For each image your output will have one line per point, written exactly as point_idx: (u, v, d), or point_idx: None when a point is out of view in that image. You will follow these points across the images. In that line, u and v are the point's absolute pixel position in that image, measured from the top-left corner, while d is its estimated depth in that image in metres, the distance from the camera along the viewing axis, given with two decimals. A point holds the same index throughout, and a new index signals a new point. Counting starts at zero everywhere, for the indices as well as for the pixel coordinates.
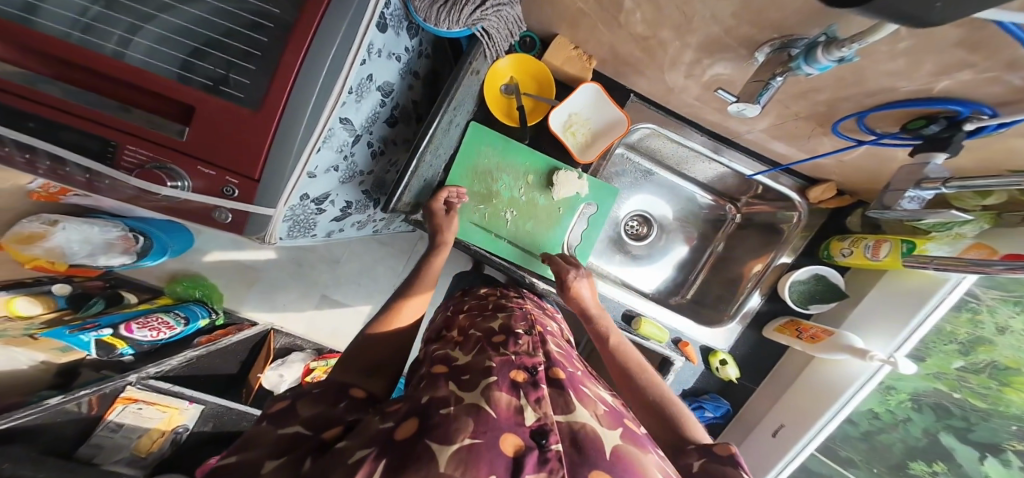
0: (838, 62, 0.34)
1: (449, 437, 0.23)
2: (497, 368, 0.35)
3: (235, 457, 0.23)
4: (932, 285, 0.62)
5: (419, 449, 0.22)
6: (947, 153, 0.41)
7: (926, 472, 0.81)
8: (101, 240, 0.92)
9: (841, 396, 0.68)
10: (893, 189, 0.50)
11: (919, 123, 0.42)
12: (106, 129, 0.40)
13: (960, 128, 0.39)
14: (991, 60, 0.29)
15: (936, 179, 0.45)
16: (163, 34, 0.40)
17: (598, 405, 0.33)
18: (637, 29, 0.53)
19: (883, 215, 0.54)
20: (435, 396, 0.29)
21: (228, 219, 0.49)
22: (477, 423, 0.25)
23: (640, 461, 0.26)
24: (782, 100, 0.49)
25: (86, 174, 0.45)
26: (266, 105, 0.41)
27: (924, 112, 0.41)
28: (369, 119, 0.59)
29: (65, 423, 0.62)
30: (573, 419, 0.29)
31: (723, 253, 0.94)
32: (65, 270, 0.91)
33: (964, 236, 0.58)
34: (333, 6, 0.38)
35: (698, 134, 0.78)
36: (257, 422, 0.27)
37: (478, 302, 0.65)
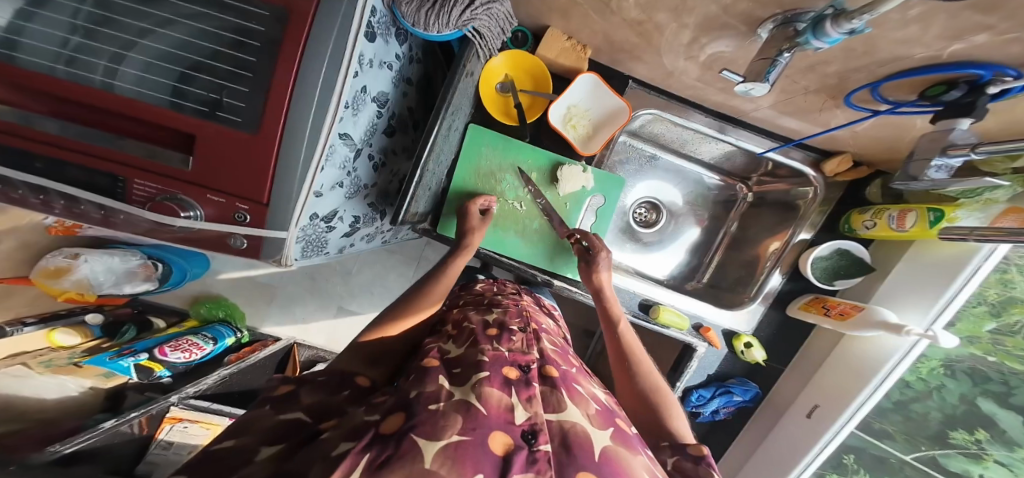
0: (849, 34, 0.33)
1: (436, 434, 0.23)
2: (489, 363, 0.36)
3: (231, 441, 0.24)
4: (964, 256, 0.59)
5: (404, 445, 0.22)
6: (972, 118, 0.39)
7: (970, 442, 0.78)
8: (123, 269, 0.96)
9: (880, 373, 0.65)
10: (917, 159, 0.48)
11: (939, 90, 0.39)
12: (111, 166, 0.42)
13: (982, 92, 0.37)
14: (1010, 21, 0.27)
15: (963, 146, 0.42)
16: (147, 61, 0.39)
17: (590, 404, 0.36)
18: (631, 14, 0.52)
19: (908, 186, 0.52)
20: (424, 391, 0.30)
21: (244, 245, 0.51)
22: (466, 421, 0.26)
23: (626, 461, 0.28)
24: (790, 75, 0.47)
25: (99, 210, 0.46)
26: (263, 129, 0.41)
27: (943, 79, 0.38)
28: (368, 131, 0.59)
29: (123, 443, 0.69)
30: (564, 419, 0.31)
31: (738, 233, 0.92)
32: (94, 299, 0.96)
33: (996, 201, 0.54)
34: (318, 21, 0.38)
35: (701, 115, 0.76)
36: (260, 405, 0.28)
37: (473, 297, 0.66)
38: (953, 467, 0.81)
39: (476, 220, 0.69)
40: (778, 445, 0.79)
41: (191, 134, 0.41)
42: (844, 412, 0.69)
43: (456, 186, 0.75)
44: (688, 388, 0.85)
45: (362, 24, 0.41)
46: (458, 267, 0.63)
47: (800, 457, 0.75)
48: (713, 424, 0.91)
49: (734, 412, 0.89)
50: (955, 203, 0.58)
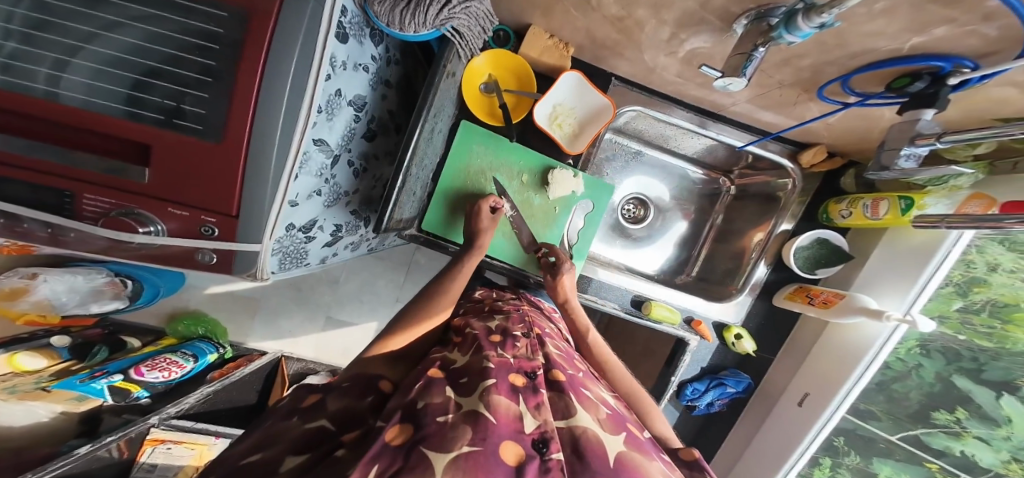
0: (820, 27, 0.34)
1: (446, 446, 0.23)
2: (495, 370, 0.36)
3: (259, 454, 0.22)
4: (935, 240, 0.61)
5: (413, 459, 0.21)
6: (936, 108, 0.40)
7: (951, 421, 0.76)
8: (88, 288, 0.93)
9: (863, 360, 0.68)
10: (889, 148, 0.48)
11: (904, 81, 0.40)
12: (59, 181, 0.39)
13: (943, 83, 0.38)
14: (969, 14, 0.27)
15: (930, 135, 0.42)
16: (95, 67, 0.37)
17: (600, 409, 0.36)
18: (612, 10, 0.52)
19: (879, 176, 0.53)
20: (431, 402, 0.29)
21: (213, 260, 0.49)
22: (476, 431, 0.25)
23: (641, 465, 0.28)
24: (765, 69, 0.48)
25: (47, 228, 0.44)
26: (229, 137, 0.39)
27: (907, 69, 0.39)
28: (345, 137, 0.57)
29: (101, 468, 0.66)
30: (574, 424, 0.31)
31: (723, 225, 0.93)
32: (59, 322, 0.94)
33: (961, 188, 0.57)
34: (283, 20, 0.36)
35: (683, 111, 0.78)
36: (288, 417, 0.27)
37: (473, 305, 0.65)
38: (933, 444, 0.79)
39: (487, 220, 0.67)
40: (772, 433, 0.81)
41: (148, 143, 0.39)
42: (833, 399, 0.71)
43: (446, 185, 0.75)
44: (683, 382, 0.86)
45: (331, 23, 0.40)
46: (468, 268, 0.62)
47: (796, 445, 0.76)
48: (708, 414, 0.92)
49: (728, 403, 0.90)
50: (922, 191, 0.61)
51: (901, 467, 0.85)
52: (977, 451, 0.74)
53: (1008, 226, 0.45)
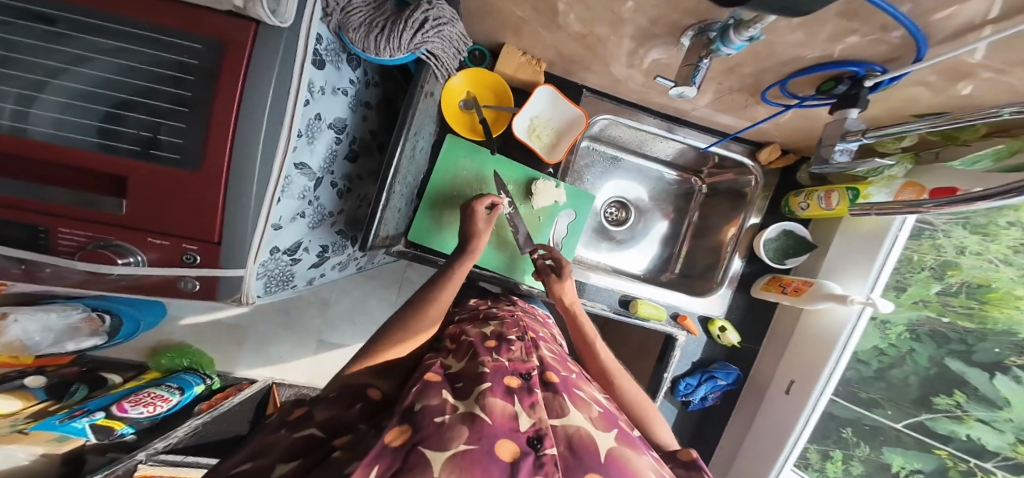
0: (749, 40, 0.37)
1: (443, 445, 0.24)
2: (491, 374, 0.38)
3: (250, 464, 0.23)
4: (884, 225, 0.68)
5: (411, 460, 0.22)
6: (860, 107, 0.43)
7: (952, 405, 0.74)
8: (63, 325, 0.91)
9: (837, 344, 0.72)
10: (825, 144, 0.51)
11: (829, 85, 0.44)
12: (33, 216, 0.40)
13: (862, 85, 0.41)
14: (870, 24, 0.31)
15: (856, 132, 0.47)
16: (63, 101, 0.38)
17: (593, 408, 0.38)
18: (575, 28, 0.57)
19: (824, 170, 0.54)
20: (428, 404, 0.30)
21: (196, 287, 0.50)
22: (473, 431, 0.27)
23: (631, 461, 0.30)
24: (714, 77, 0.52)
25: (22, 264, 0.45)
26: (208, 164, 0.41)
27: (829, 75, 0.43)
28: (327, 159, 0.59)
29: None
30: (567, 423, 0.33)
31: (700, 222, 0.97)
32: (32, 362, 0.90)
33: (896, 177, 0.63)
34: (257, 51, 0.39)
35: (651, 117, 0.82)
36: (276, 430, 0.29)
37: (468, 313, 0.67)
38: (938, 430, 0.76)
39: (482, 221, 0.67)
40: (766, 422, 0.83)
41: (124, 175, 0.40)
42: (817, 385, 0.74)
43: (432, 196, 0.78)
44: (676, 378, 0.88)
45: (307, 51, 0.43)
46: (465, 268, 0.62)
47: (789, 434, 0.78)
48: (704, 408, 0.94)
49: (721, 396, 0.92)
50: (864, 181, 0.67)
51: (912, 455, 0.80)
52: (983, 434, 0.72)
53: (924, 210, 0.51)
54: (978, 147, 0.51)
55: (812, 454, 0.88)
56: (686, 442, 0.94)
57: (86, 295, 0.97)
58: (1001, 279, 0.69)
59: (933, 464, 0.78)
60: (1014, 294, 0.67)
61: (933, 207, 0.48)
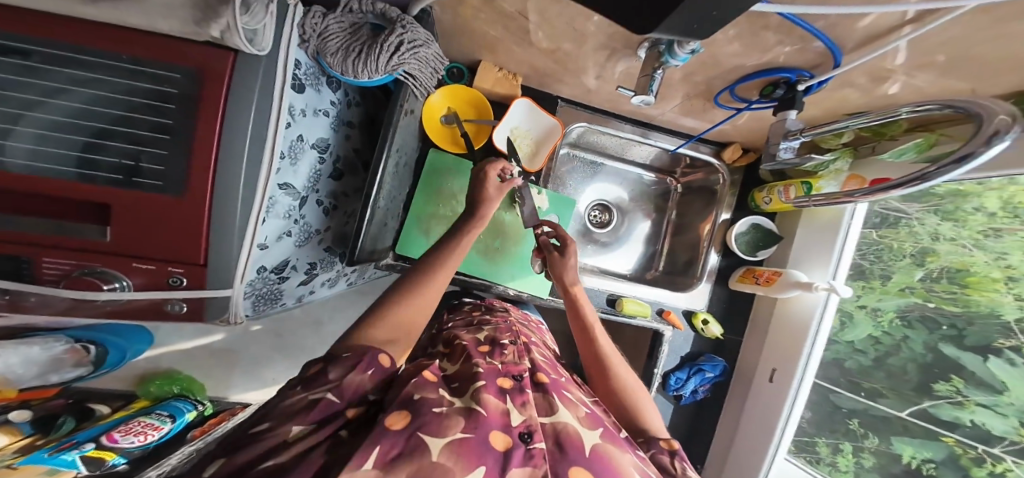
0: (692, 52, 0.41)
1: (442, 432, 0.27)
2: (484, 374, 0.40)
3: (265, 424, 0.27)
4: (836, 216, 0.74)
5: (412, 442, 0.25)
6: (796, 108, 0.47)
7: (952, 391, 0.68)
8: (46, 358, 0.86)
9: (809, 332, 0.76)
10: (771, 142, 0.54)
11: (769, 89, 0.48)
12: (18, 247, 0.41)
13: (796, 89, 0.45)
14: (788, 34, 0.36)
15: (795, 131, 0.50)
16: (39, 132, 0.38)
17: (580, 408, 0.39)
18: (543, 44, 0.60)
19: (777, 166, 0.57)
20: (427, 396, 0.32)
21: (183, 309, 0.52)
22: (468, 421, 0.29)
23: (614, 456, 0.32)
24: (672, 85, 0.56)
25: (9, 294, 0.46)
26: (193, 190, 0.42)
27: (768, 80, 0.47)
28: (311, 178, 0.61)
29: None
30: (556, 420, 0.35)
31: (678, 220, 1.00)
32: (15, 395, 0.84)
33: (842, 170, 0.67)
34: (236, 80, 0.40)
35: (624, 124, 0.87)
36: (294, 387, 0.32)
37: (462, 317, 0.68)
38: (941, 416, 0.69)
39: (494, 187, 0.60)
40: (754, 412, 0.85)
41: (108, 203, 0.41)
42: (797, 370, 0.77)
43: (417, 208, 0.80)
44: (666, 373, 0.90)
45: (284, 78, 0.45)
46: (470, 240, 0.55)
47: (776, 421, 0.80)
48: (696, 401, 0.96)
49: (710, 388, 0.94)
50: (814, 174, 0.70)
51: (921, 444, 0.72)
52: (988, 419, 0.64)
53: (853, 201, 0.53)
54: (904, 140, 0.58)
55: (823, 446, 0.85)
56: (681, 436, 0.96)
57: (70, 325, 0.94)
58: (977, 263, 0.65)
59: (943, 453, 0.69)
60: (992, 276, 0.64)
61: (862, 196, 0.48)
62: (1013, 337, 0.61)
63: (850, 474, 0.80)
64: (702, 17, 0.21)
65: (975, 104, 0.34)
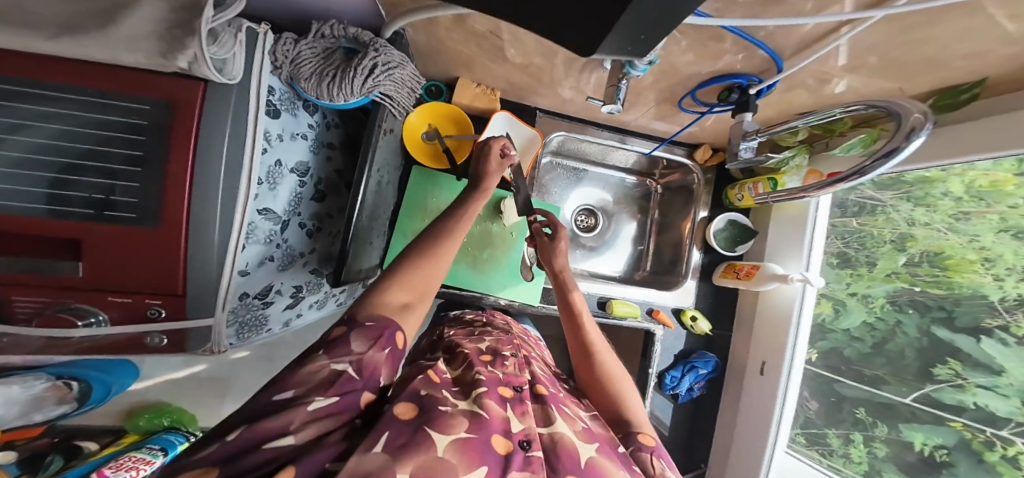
0: (650, 63, 0.44)
1: (447, 430, 0.29)
2: (486, 381, 0.41)
3: (290, 392, 0.28)
4: (801, 209, 0.78)
5: (419, 436, 0.27)
6: (752, 111, 0.50)
7: (952, 375, 0.62)
8: (26, 397, 0.83)
9: (791, 323, 0.79)
10: (731, 142, 0.56)
11: (724, 94, 0.52)
12: None
13: (749, 94, 0.49)
14: (730, 42, 0.39)
15: (751, 132, 0.53)
16: (4, 170, 0.37)
17: (578, 422, 0.40)
18: (516, 60, 0.62)
19: (737, 165, 0.59)
20: (433, 395, 0.35)
21: (163, 342, 0.52)
22: (472, 423, 0.31)
23: (608, 469, 0.33)
24: (638, 93, 0.59)
25: None
26: (168, 220, 0.42)
27: (723, 86, 0.51)
28: (292, 202, 0.61)
29: None
30: (554, 431, 0.36)
31: (662, 219, 1.02)
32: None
33: (801, 165, 0.71)
34: (207, 113, 0.41)
35: (602, 131, 0.90)
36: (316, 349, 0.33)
37: (463, 327, 0.69)
38: (945, 400, 0.63)
39: (496, 162, 0.59)
40: (749, 406, 0.85)
41: (79, 237, 0.40)
42: (784, 360, 0.79)
43: (402, 225, 0.81)
44: (661, 372, 0.91)
45: (259, 105, 0.46)
46: (475, 211, 0.54)
47: (771, 412, 0.80)
48: (693, 400, 0.96)
49: (706, 385, 0.95)
50: (778, 171, 0.74)
51: (931, 429, 0.65)
52: (990, 400, 0.58)
53: (806, 196, 0.57)
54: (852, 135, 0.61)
55: (833, 438, 0.79)
56: (683, 435, 0.96)
57: (50, 363, 0.91)
58: (954, 246, 0.63)
59: (954, 438, 0.63)
60: (969, 258, 0.61)
61: (816, 189, 0.51)
62: (1002, 315, 0.57)
63: (864, 464, 0.74)
64: (642, 35, 0.23)
65: (894, 105, 0.41)
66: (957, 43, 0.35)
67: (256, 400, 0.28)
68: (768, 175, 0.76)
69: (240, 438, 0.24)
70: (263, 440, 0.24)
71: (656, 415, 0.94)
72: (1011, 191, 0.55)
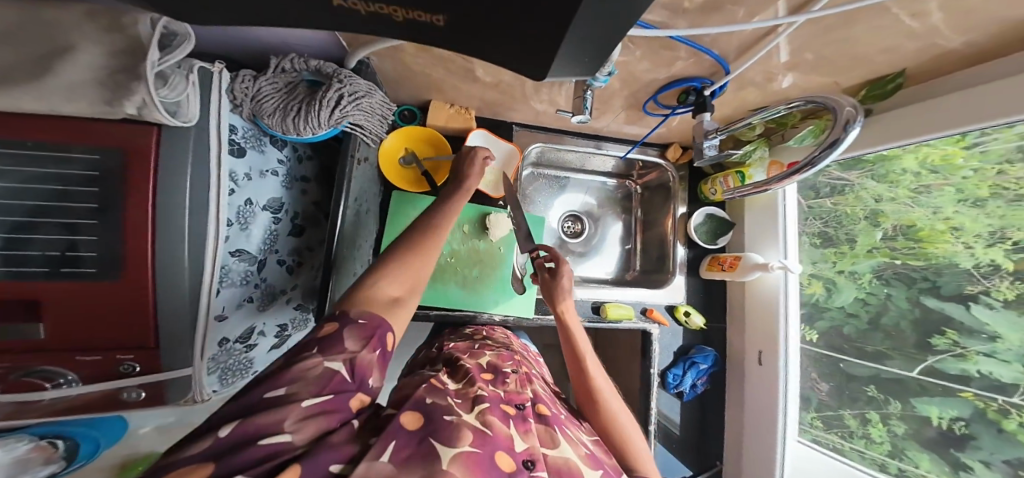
0: (609, 73, 0.46)
1: (453, 442, 0.32)
2: (488, 398, 0.42)
3: (283, 388, 0.30)
4: (771, 199, 0.84)
5: (424, 446, 0.31)
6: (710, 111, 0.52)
7: (950, 344, 0.62)
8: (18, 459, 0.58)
9: (779, 310, 0.82)
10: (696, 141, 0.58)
11: (683, 97, 0.54)
12: None
13: (704, 95, 0.51)
14: (682, 49, 0.42)
15: (711, 131, 0.55)
16: None
17: (581, 447, 0.40)
18: (485, 79, 0.64)
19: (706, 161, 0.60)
20: (437, 402, 0.38)
21: (141, 396, 0.50)
22: (476, 437, 0.33)
23: None
24: (605, 102, 0.61)
25: None
26: (133, 272, 0.40)
27: (680, 90, 0.53)
28: (267, 239, 0.61)
29: None
30: (557, 454, 0.37)
31: (645, 218, 1.04)
32: None
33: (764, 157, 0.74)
34: (166, 156, 0.40)
35: (577, 139, 0.93)
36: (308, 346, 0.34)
37: (462, 338, 0.68)
38: (949, 371, 0.63)
39: (478, 167, 0.61)
40: (754, 397, 0.86)
41: (35, 299, 0.37)
42: (780, 347, 0.82)
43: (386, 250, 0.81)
44: (663, 371, 0.91)
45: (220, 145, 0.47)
46: (457, 209, 0.53)
47: (775, 400, 0.82)
48: (699, 397, 0.95)
49: (709, 380, 0.94)
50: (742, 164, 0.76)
51: (943, 402, 0.64)
52: (993, 367, 0.58)
53: (768, 186, 0.61)
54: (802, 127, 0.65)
55: (849, 419, 0.78)
56: (693, 434, 0.95)
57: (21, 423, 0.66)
58: (921, 218, 0.65)
59: (968, 409, 0.61)
60: (938, 229, 0.63)
61: (778, 181, 0.56)
62: (980, 281, 0.59)
63: (886, 444, 0.72)
64: (587, 59, 0.23)
65: (828, 100, 0.46)
66: (873, 38, 0.39)
67: (247, 396, 0.29)
68: (734, 167, 0.79)
69: (233, 433, 0.26)
70: (258, 435, 0.26)
71: (664, 414, 0.94)
72: (961, 164, 0.58)
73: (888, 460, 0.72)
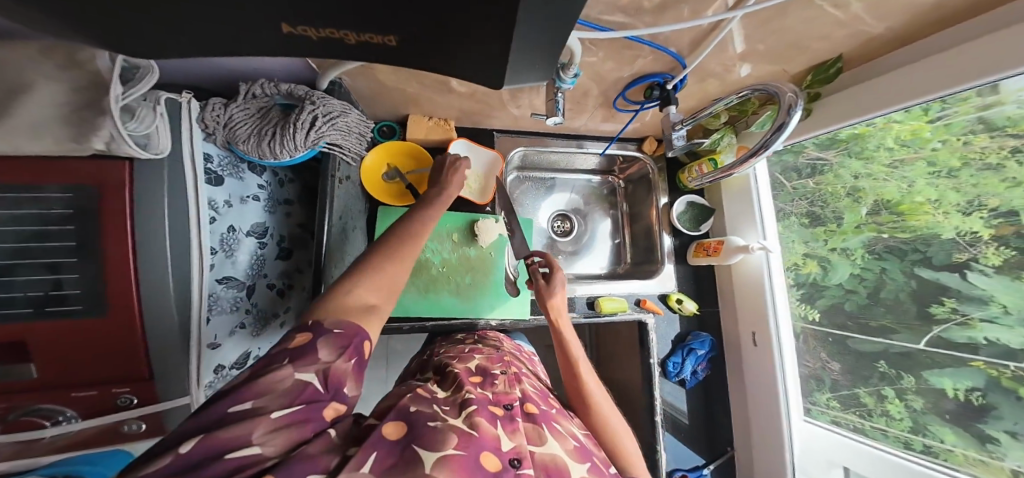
0: (575, 76, 0.46)
1: (437, 448, 0.33)
2: (476, 400, 0.43)
3: (248, 403, 0.30)
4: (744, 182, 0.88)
5: (408, 455, 0.32)
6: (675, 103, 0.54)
7: (950, 312, 0.61)
8: None
9: (765, 287, 0.85)
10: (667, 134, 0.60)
11: (649, 93, 0.56)
12: None
13: (667, 89, 0.54)
14: (640, 48, 0.44)
15: (676, 123, 0.57)
16: None
17: (569, 440, 0.41)
18: (460, 89, 0.65)
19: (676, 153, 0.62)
20: (421, 410, 0.39)
21: (142, 428, 0.48)
22: (461, 439, 0.34)
23: None
24: (579, 102, 0.62)
25: None
26: (119, 305, 0.41)
27: (645, 86, 0.55)
28: (254, 264, 0.61)
29: None
30: (545, 450, 0.38)
31: (630, 211, 1.06)
32: None
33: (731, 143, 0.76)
34: (139, 186, 0.41)
35: (558, 140, 0.95)
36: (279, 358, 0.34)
37: (452, 344, 0.69)
38: (956, 340, 0.61)
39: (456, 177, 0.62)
40: (754, 378, 0.88)
41: (20, 341, 0.37)
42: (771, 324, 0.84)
43: None
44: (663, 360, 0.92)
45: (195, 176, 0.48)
46: (434, 216, 0.54)
47: (773, 379, 0.84)
48: (701, 382, 0.97)
49: (709, 365, 0.96)
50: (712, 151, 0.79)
51: (955, 373, 0.61)
52: (998, 333, 0.56)
53: (737, 170, 0.65)
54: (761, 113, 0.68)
55: (865, 397, 0.74)
56: (700, 421, 0.95)
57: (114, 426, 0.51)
58: (898, 193, 0.67)
59: (982, 379, 0.58)
60: (918, 201, 0.64)
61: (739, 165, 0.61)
62: (967, 249, 0.59)
63: (906, 421, 0.68)
64: (541, 64, 0.25)
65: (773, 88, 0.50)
66: (812, 27, 0.42)
67: (212, 409, 0.29)
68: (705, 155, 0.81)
69: (195, 449, 0.26)
70: (223, 450, 0.27)
71: (670, 402, 0.94)
72: (930, 137, 0.61)
73: (911, 437, 0.67)
